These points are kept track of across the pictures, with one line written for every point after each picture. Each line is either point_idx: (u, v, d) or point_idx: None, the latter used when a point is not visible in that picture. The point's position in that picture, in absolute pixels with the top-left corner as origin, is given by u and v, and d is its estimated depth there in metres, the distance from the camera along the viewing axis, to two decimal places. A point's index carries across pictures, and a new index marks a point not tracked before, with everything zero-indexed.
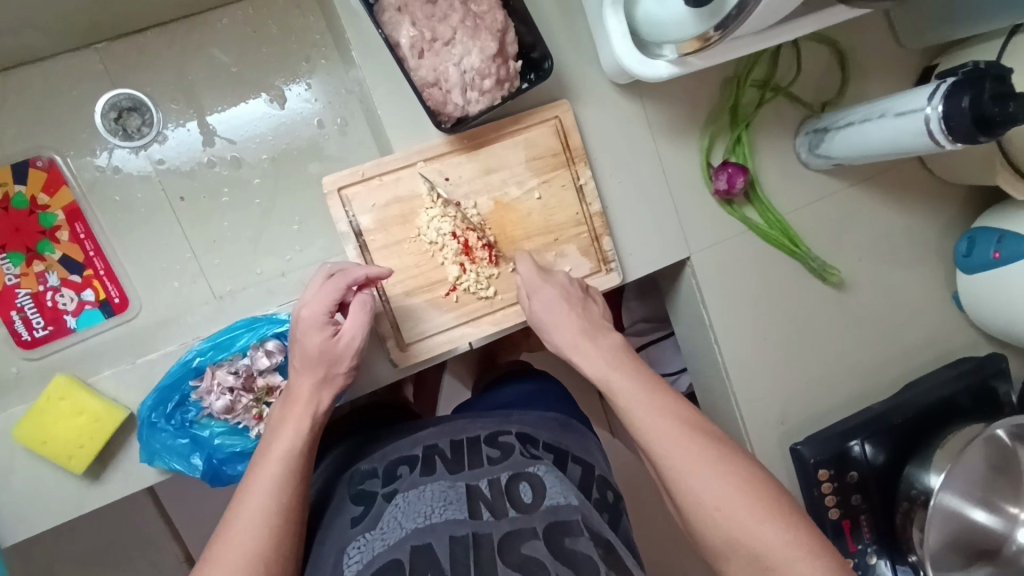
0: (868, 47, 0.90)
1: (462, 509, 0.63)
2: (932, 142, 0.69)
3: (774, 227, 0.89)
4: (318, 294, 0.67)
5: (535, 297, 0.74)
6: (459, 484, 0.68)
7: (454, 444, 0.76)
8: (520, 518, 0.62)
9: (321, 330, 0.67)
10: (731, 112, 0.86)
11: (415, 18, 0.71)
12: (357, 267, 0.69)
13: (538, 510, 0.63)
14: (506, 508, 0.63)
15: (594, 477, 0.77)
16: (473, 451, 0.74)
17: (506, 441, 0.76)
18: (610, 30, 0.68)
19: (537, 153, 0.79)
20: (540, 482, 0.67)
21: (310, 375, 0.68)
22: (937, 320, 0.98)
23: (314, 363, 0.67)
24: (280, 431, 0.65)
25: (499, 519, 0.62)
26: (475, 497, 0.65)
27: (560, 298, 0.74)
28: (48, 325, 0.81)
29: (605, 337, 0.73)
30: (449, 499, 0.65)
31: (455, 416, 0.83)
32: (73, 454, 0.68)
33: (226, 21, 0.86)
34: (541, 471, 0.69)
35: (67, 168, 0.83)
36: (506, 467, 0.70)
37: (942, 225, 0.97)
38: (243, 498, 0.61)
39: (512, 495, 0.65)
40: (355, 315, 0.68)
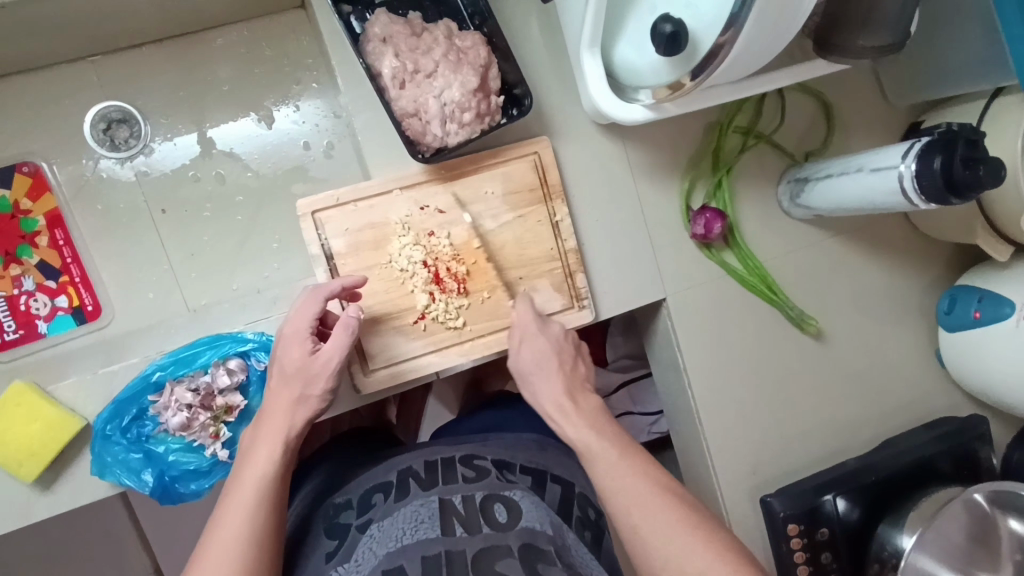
0: (854, 100, 0.91)
1: (435, 526, 0.66)
2: (907, 201, 0.69)
3: (753, 274, 0.88)
4: (299, 309, 0.69)
5: (527, 346, 0.74)
6: (433, 500, 0.70)
7: (428, 465, 0.77)
8: (494, 535, 0.65)
9: (303, 344, 0.68)
10: (713, 156, 0.86)
11: (398, 50, 0.72)
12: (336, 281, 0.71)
13: (513, 530, 0.66)
14: (480, 524, 0.67)
15: (575, 496, 0.80)
16: (448, 470, 0.76)
17: (482, 464, 0.77)
18: (587, 71, 0.68)
19: (515, 187, 0.79)
20: (515, 505, 0.69)
21: (288, 392, 0.68)
22: (918, 377, 0.96)
23: (293, 377, 0.68)
24: (253, 455, 0.65)
25: (472, 535, 0.65)
26: (448, 513, 0.68)
27: (550, 354, 0.73)
28: (18, 329, 0.82)
29: (584, 397, 0.72)
30: (422, 517, 0.67)
31: (434, 442, 0.84)
32: (24, 461, 0.68)
33: (221, 41, 0.88)
34: (517, 495, 0.71)
35: (52, 175, 0.84)
36: (481, 488, 0.72)
37: (925, 281, 0.96)
38: (217, 528, 0.61)
39: (486, 513, 0.68)
40: (337, 332, 0.68)
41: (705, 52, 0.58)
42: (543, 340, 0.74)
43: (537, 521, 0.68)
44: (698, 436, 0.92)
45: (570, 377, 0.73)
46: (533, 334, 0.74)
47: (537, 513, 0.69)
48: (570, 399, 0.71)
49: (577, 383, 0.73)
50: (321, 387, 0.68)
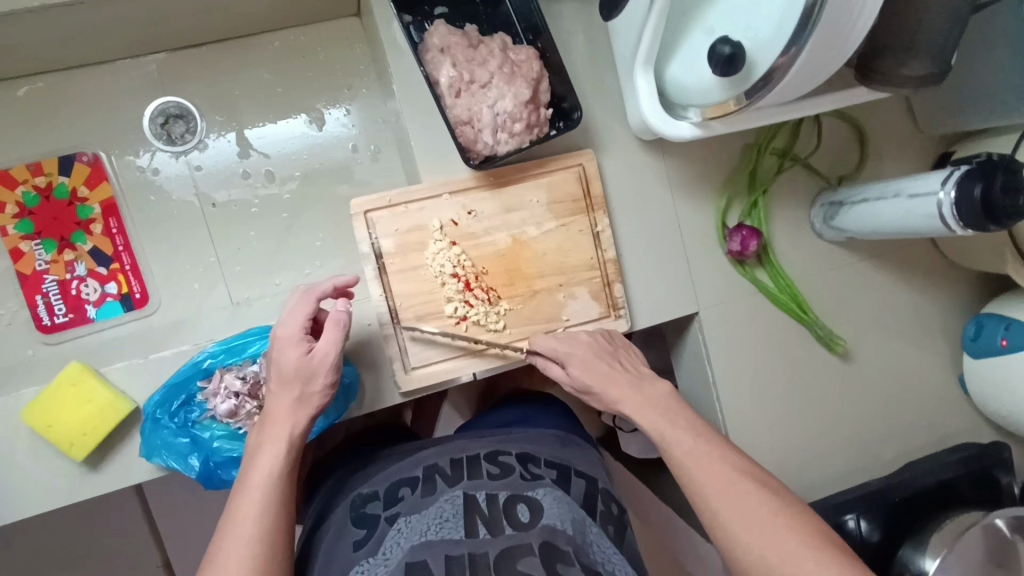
0: (887, 129, 0.93)
1: (459, 526, 0.65)
2: (944, 226, 0.71)
3: (784, 292, 0.90)
4: (290, 314, 0.69)
5: (572, 364, 0.75)
6: (458, 497, 0.71)
7: (453, 462, 0.79)
8: (516, 536, 0.64)
9: (296, 346, 0.67)
10: (750, 176, 0.88)
11: (455, 61, 0.75)
12: (325, 282, 0.70)
13: (533, 528, 0.65)
14: (503, 526, 0.66)
15: (598, 489, 0.79)
16: (473, 467, 0.77)
17: (506, 461, 0.79)
18: (638, 88, 0.71)
19: (558, 197, 0.82)
20: (537, 504, 0.69)
21: (286, 394, 0.67)
22: (940, 402, 0.98)
23: (288, 379, 0.67)
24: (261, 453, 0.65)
25: (495, 537, 0.64)
26: (473, 512, 0.68)
27: (598, 359, 0.75)
28: (68, 313, 0.84)
29: (652, 386, 0.73)
30: (446, 515, 0.67)
31: (457, 436, 0.86)
32: (75, 441, 0.69)
33: (277, 44, 0.91)
34: (540, 494, 0.71)
35: (110, 165, 0.87)
36: (504, 488, 0.72)
37: (950, 307, 0.98)
38: (227, 525, 0.62)
39: (509, 515, 0.67)
40: (328, 330, 0.67)
41: (762, 72, 0.60)
42: (583, 347, 0.76)
43: (557, 520, 0.66)
44: None
45: (623, 369, 0.75)
46: (574, 348, 0.76)
47: (559, 511, 0.68)
48: (637, 390, 0.73)
49: (632, 373, 0.75)
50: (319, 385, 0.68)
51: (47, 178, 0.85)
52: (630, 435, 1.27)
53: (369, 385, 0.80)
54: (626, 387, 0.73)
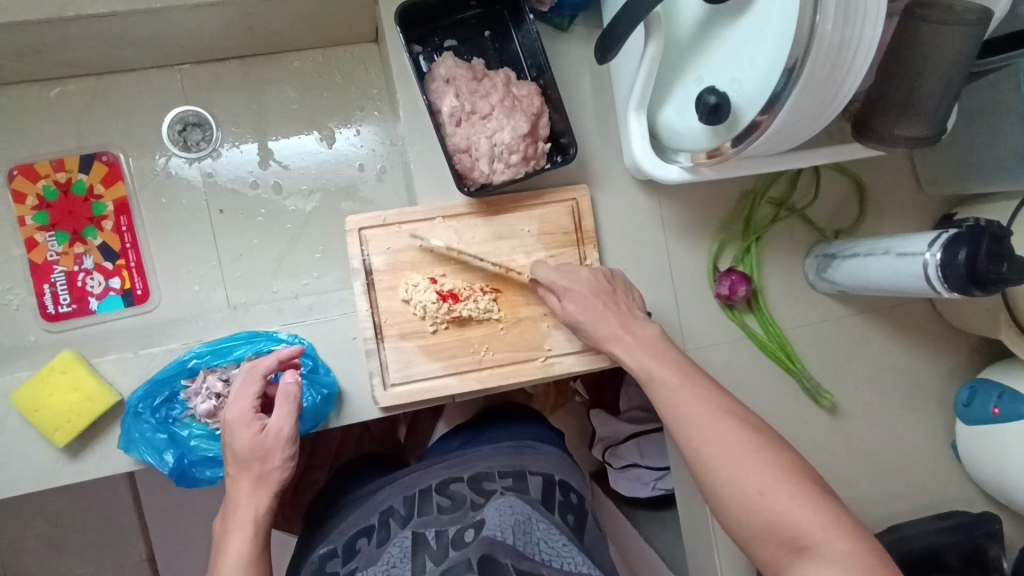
0: (888, 186, 0.93)
1: (407, 564, 0.68)
2: (930, 287, 0.71)
3: (772, 340, 0.90)
4: (237, 394, 0.70)
5: (569, 298, 0.77)
6: (406, 538, 0.73)
7: (406, 500, 0.81)
8: (457, 558, 0.66)
9: (250, 424, 0.69)
10: (744, 223, 0.89)
11: (458, 91, 0.78)
12: (269, 357, 0.71)
13: (475, 541, 0.67)
14: (448, 552, 0.68)
15: (554, 483, 0.84)
16: (425, 502, 0.80)
17: (455, 490, 0.80)
18: (631, 131, 0.73)
19: (550, 229, 0.83)
20: (480, 521, 0.71)
21: (245, 475, 0.69)
22: (931, 467, 0.95)
23: (246, 460, 0.68)
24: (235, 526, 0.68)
25: (439, 566, 0.66)
26: (421, 549, 0.70)
27: (594, 297, 0.76)
28: (72, 303, 0.88)
29: (646, 331, 0.75)
30: (394, 560, 0.69)
31: (409, 468, 0.88)
32: (58, 427, 0.72)
33: (297, 64, 0.95)
34: (485, 513, 0.73)
35: (127, 166, 0.91)
36: (449, 519, 0.75)
37: (946, 370, 0.96)
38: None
39: (455, 542, 0.70)
40: (280, 405, 0.69)
41: (744, 125, 0.62)
42: (583, 286, 0.77)
43: (499, 528, 0.69)
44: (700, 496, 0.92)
45: (619, 306, 0.77)
46: (576, 275, 0.78)
47: (501, 519, 0.71)
48: (627, 332, 0.75)
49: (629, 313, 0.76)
50: (278, 462, 0.69)
51: (68, 175, 0.89)
52: (617, 471, 1.27)
53: (350, 399, 0.81)
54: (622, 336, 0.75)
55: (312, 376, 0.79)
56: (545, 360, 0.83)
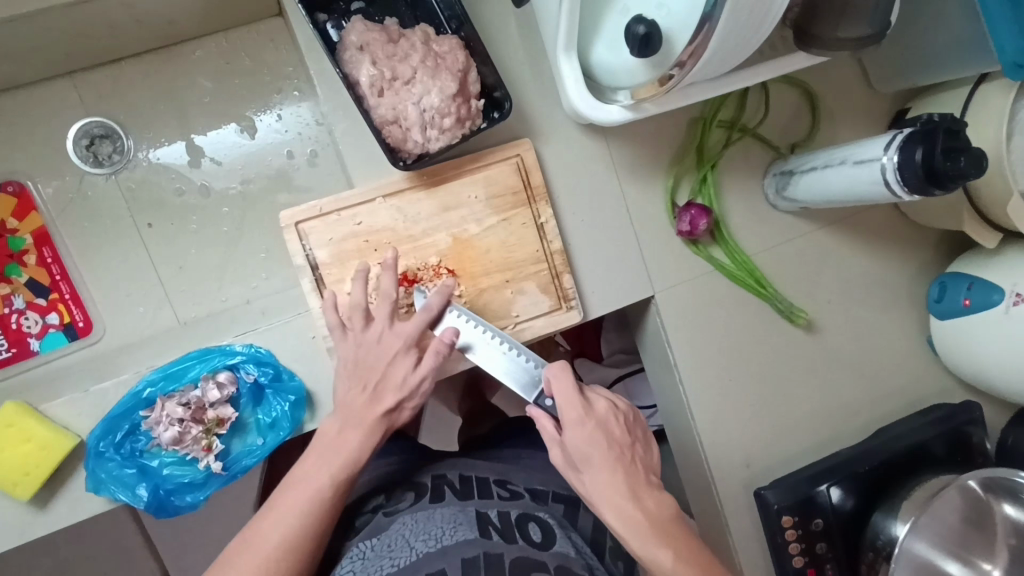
0: (838, 90, 0.90)
1: (472, 530, 0.69)
2: (890, 192, 0.69)
3: (741, 268, 0.88)
4: (406, 322, 0.71)
5: (570, 430, 0.69)
6: (469, 509, 0.74)
7: (462, 477, 0.84)
8: (531, 550, 0.68)
9: (408, 359, 0.71)
10: (697, 152, 0.86)
11: (375, 58, 0.72)
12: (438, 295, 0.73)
13: (547, 549, 0.70)
14: (516, 536, 0.70)
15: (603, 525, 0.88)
16: (482, 487, 0.82)
17: (515, 488, 0.84)
18: (563, 74, 0.68)
19: (497, 191, 0.79)
20: (547, 527, 0.74)
21: (385, 401, 0.71)
22: (909, 364, 0.96)
23: (397, 390, 0.71)
24: (337, 453, 0.69)
25: (509, 542, 0.68)
26: (485, 522, 0.72)
27: (602, 439, 0.69)
28: (10, 348, 0.83)
29: (651, 499, 0.68)
30: (460, 520, 0.71)
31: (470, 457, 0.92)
32: (19, 481, 0.68)
33: (200, 52, 0.87)
34: (548, 520, 0.77)
35: (37, 193, 0.85)
36: (515, 507, 0.78)
37: (915, 268, 0.96)
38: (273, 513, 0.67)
39: (523, 531, 0.72)
40: (428, 357, 0.71)
41: (678, 52, 0.58)
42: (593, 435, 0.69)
43: (567, 548, 0.72)
44: (691, 432, 0.93)
45: (626, 467, 0.69)
46: (577, 423, 0.69)
47: (565, 539, 0.74)
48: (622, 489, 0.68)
49: (636, 475, 0.69)
50: (417, 400, 0.73)
51: None
52: None
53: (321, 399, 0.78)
54: (614, 503, 0.67)
55: (276, 385, 0.74)
56: (515, 327, 0.81)
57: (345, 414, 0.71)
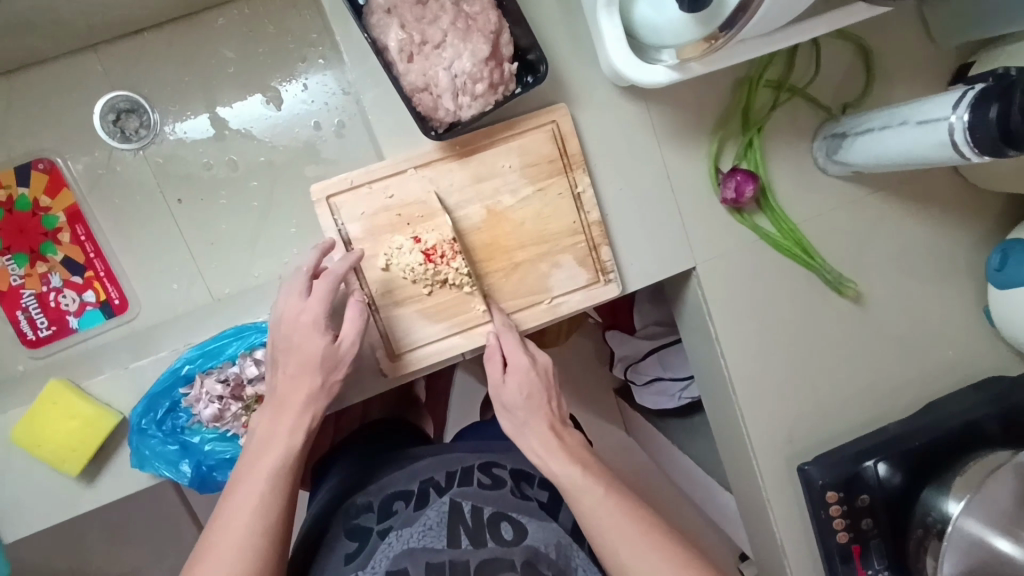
0: (895, 45, 0.84)
1: (442, 535, 0.75)
2: (958, 154, 0.63)
3: (788, 238, 0.84)
4: (311, 298, 0.68)
5: (514, 376, 0.73)
6: (445, 503, 0.78)
7: (450, 474, 0.82)
8: (496, 550, 0.75)
9: (321, 335, 0.67)
10: (743, 115, 0.81)
11: (403, 21, 0.69)
12: (344, 264, 0.69)
13: (517, 546, 0.76)
14: (485, 538, 0.76)
15: None
16: (467, 480, 0.81)
17: (500, 473, 0.84)
18: (604, 34, 0.64)
19: (532, 159, 0.76)
20: (521, 524, 0.78)
21: (309, 380, 0.69)
22: (963, 337, 0.92)
23: (315, 367, 0.68)
24: (273, 442, 0.68)
25: (478, 547, 0.75)
26: (458, 522, 0.77)
27: (537, 385, 0.74)
28: (50, 325, 0.83)
29: (570, 435, 0.75)
30: (432, 522, 0.76)
31: (456, 444, 0.88)
32: (67, 457, 0.70)
33: (222, 21, 0.85)
34: (524, 517, 0.79)
35: (67, 170, 0.84)
36: (492, 502, 0.79)
37: (973, 235, 0.90)
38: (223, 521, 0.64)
39: (492, 530, 0.77)
40: (347, 326, 0.68)
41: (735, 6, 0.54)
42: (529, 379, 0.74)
43: (540, 543, 0.77)
44: (731, 407, 0.90)
45: (554, 411, 0.75)
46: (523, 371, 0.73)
47: (538, 532, 0.78)
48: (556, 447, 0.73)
49: (558, 420, 0.75)
50: (342, 373, 0.70)
51: (7, 191, 0.82)
52: (642, 388, 1.27)
53: (358, 374, 0.78)
54: (552, 438, 0.73)
55: None
56: (551, 303, 0.78)
57: (279, 398, 0.69)
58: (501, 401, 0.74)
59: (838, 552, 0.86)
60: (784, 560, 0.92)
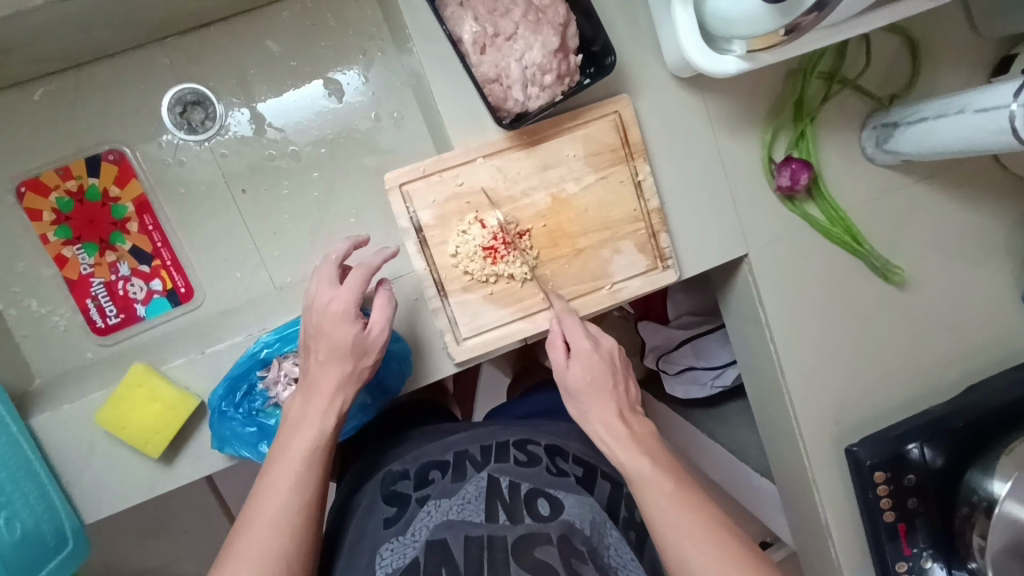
0: (940, 37, 0.86)
1: (480, 510, 0.72)
2: (1016, 141, 0.66)
3: (837, 225, 0.87)
4: (342, 287, 0.68)
5: (577, 360, 0.72)
6: (482, 479, 0.77)
7: (484, 448, 0.82)
8: (535, 525, 0.70)
9: (351, 323, 0.68)
10: (796, 105, 0.83)
11: (477, 14, 0.71)
12: (373, 258, 0.70)
13: (553, 521, 0.71)
14: (523, 513, 0.72)
15: (622, 493, 0.85)
16: (502, 454, 0.81)
17: (534, 450, 0.83)
18: (677, 22, 0.68)
19: (595, 148, 0.78)
20: (558, 500, 0.75)
21: (338, 366, 0.69)
22: (1002, 321, 0.94)
23: (345, 354, 0.69)
24: (304, 426, 0.69)
25: (515, 523, 0.71)
26: (495, 496, 0.74)
27: (601, 370, 0.72)
28: (119, 313, 0.86)
29: (637, 422, 0.73)
30: (469, 497, 0.74)
31: (487, 422, 0.88)
32: (149, 439, 0.72)
33: (285, 15, 0.87)
34: (561, 493, 0.76)
35: (135, 161, 0.86)
36: (528, 479, 0.78)
37: (1012, 222, 0.93)
38: (263, 496, 0.66)
39: (531, 505, 0.73)
40: (376, 313, 0.69)
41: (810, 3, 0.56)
42: (597, 363, 0.72)
43: (577, 518, 0.73)
44: (779, 390, 0.93)
45: (623, 395, 0.73)
46: (588, 356, 0.72)
47: (577, 510, 0.75)
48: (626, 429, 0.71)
49: (625, 405, 0.73)
50: (371, 360, 0.70)
51: (77, 181, 0.84)
52: (673, 377, 1.27)
53: (424, 357, 0.80)
54: (617, 423, 0.71)
55: None
56: (612, 289, 0.80)
57: (309, 384, 0.70)
58: (566, 385, 0.73)
59: (886, 531, 0.88)
60: (830, 539, 0.94)
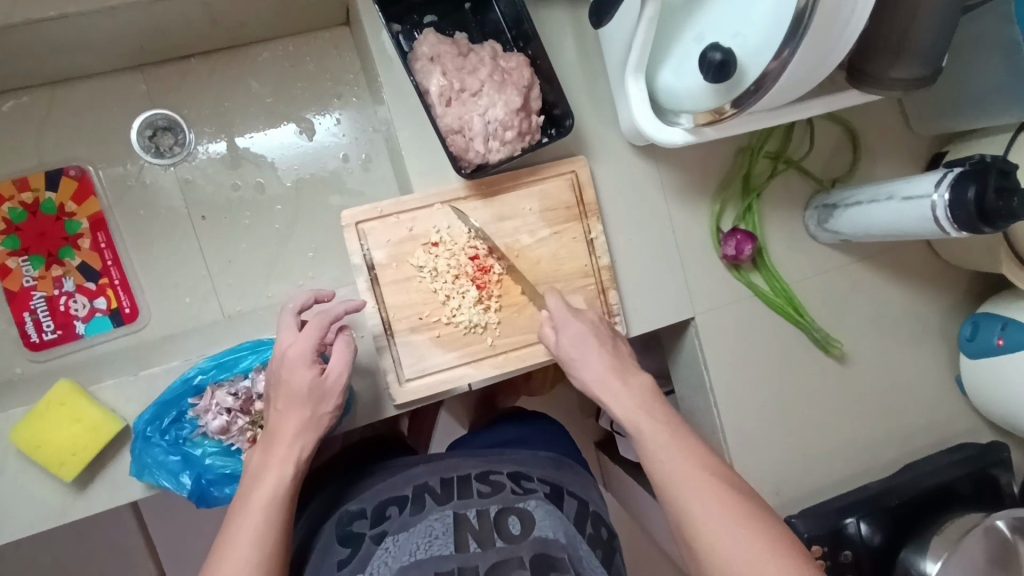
0: (878, 131, 0.93)
1: (448, 541, 0.68)
2: (939, 228, 0.72)
3: (780, 295, 0.90)
4: (302, 333, 0.68)
5: (564, 329, 0.72)
6: (448, 514, 0.72)
7: (443, 480, 0.79)
8: (507, 548, 0.68)
9: (309, 367, 0.67)
10: (743, 181, 0.88)
11: (445, 69, 0.75)
12: (337, 306, 0.70)
13: (526, 539, 0.69)
14: (494, 538, 0.69)
15: (588, 512, 0.80)
16: (464, 486, 0.77)
17: (497, 478, 0.79)
18: (631, 94, 0.70)
19: (552, 205, 0.81)
20: (528, 516, 0.72)
21: (297, 413, 0.67)
22: (938, 403, 0.97)
23: (304, 399, 0.67)
24: (263, 478, 0.65)
25: (486, 549, 0.67)
26: (463, 527, 0.70)
27: (589, 333, 0.73)
28: (57, 329, 0.84)
29: (634, 376, 0.71)
30: (436, 532, 0.69)
31: (449, 453, 0.85)
32: (64, 462, 0.69)
33: (266, 55, 0.90)
34: (531, 506, 0.74)
35: (97, 179, 0.86)
36: (495, 501, 0.74)
37: (946, 308, 0.98)
38: (223, 552, 0.61)
39: (501, 527, 0.70)
40: (336, 358, 0.69)
41: (752, 80, 0.61)
42: (584, 322, 0.73)
43: (551, 531, 0.70)
44: (722, 456, 0.93)
45: (615, 354, 0.72)
46: (567, 315, 0.73)
47: (551, 523, 0.72)
48: (619, 378, 0.70)
49: (622, 359, 0.72)
50: (332, 405, 0.69)
51: (34, 194, 0.84)
52: None
53: (366, 398, 0.80)
54: (615, 378, 0.70)
55: None
56: None
57: (269, 433, 0.67)
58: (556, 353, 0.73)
59: None
60: None
